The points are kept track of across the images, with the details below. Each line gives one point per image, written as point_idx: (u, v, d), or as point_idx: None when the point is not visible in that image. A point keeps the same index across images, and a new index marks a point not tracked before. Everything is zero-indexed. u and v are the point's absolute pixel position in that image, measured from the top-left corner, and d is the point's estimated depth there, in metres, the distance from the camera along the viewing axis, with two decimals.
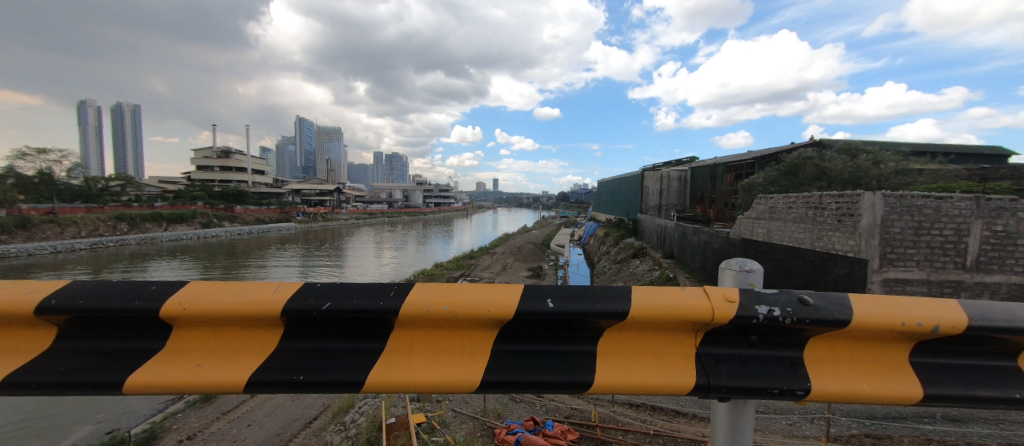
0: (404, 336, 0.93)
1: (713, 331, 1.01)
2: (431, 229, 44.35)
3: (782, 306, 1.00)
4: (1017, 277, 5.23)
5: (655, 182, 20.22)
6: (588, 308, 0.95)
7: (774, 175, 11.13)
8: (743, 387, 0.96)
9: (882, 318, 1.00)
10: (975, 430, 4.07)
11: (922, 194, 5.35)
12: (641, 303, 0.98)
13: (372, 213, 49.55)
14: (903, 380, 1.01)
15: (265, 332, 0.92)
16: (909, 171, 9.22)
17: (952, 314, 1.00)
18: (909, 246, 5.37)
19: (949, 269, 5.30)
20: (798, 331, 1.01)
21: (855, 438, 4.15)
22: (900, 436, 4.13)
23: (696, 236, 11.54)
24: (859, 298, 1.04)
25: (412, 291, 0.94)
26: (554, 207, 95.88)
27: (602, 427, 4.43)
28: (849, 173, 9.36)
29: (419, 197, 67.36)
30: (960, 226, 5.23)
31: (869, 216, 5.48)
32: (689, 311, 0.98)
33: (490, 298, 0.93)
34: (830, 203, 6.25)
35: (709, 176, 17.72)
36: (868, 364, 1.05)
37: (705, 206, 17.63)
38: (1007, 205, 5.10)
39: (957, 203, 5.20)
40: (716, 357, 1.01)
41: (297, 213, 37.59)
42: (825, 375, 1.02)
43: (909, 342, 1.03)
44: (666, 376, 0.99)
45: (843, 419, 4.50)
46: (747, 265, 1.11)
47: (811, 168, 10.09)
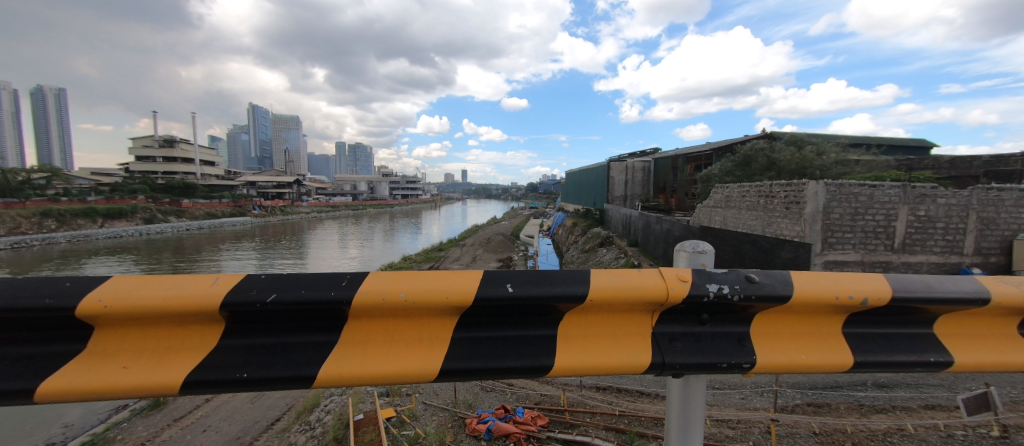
0: (360, 326, 0.90)
1: (666, 309, 1.05)
2: (398, 221, 43.41)
3: (730, 283, 1.05)
4: (938, 257, 5.81)
5: (620, 172, 20.75)
6: (546, 292, 0.95)
7: (729, 165, 11.74)
8: (695, 363, 1.01)
9: (819, 293, 1.07)
10: (899, 395, 4.55)
11: (858, 182, 5.82)
12: (599, 285, 1.00)
13: (335, 206, 47.77)
14: (836, 349, 1.10)
15: (203, 329, 0.86)
16: (847, 161, 10.00)
17: (877, 287, 1.10)
18: (846, 230, 5.86)
19: (879, 251, 5.82)
20: (743, 308, 1.07)
21: (799, 407, 4.53)
22: (837, 403, 4.54)
23: (659, 225, 11.98)
24: (798, 275, 1.11)
25: (366, 280, 0.91)
26: (522, 199, 96.46)
27: (570, 411, 4.56)
28: (795, 164, 10.02)
29: (385, 189, 65.65)
30: (890, 211, 5.74)
31: (812, 203, 5.89)
32: (645, 290, 1.00)
33: (448, 285, 0.91)
34: (779, 192, 6.67)
35: (670, 167, 18.43)
36: (807, 336, 1.12)
37: (667, 195, 18.34)
38: (928, 191, 5.66)
39: (887, 191, 5.70)
40: (669, 335, 1.05)
41: (252, 206, 35.56)
42: (769, 348, 1.09)
43: (842, 314, 1.12)
44: (622, 357, 1.02)
45: (789, 390, 4.88)
46: (699, 246, 1.16)
47: (763, 159, 10.72)
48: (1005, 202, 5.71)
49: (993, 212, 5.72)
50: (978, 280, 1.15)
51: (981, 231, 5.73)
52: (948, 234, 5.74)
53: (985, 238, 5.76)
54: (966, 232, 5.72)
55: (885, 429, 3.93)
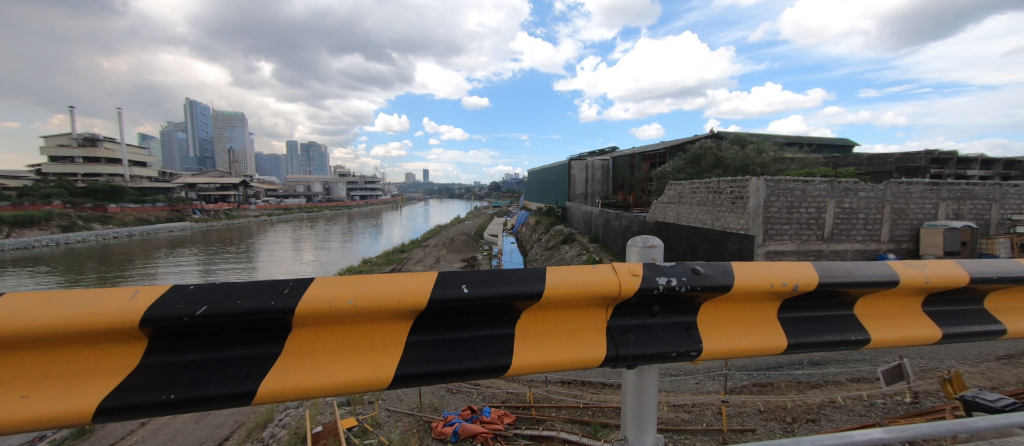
0: (308, 334, 0.85)
1: (620, 303, 1.08)
2: (357, 223, 41.84)
3: (678, 276, 1.09)
4: (860, 245, 6.46)
5: (580, 171, 21.25)
6: (502, 292, 0.94)
7: (681, 163, 12.37)
8: (647, 354, 1.05)
9: (756, 281, 1.15)
10: (831, 370, 5.02)
11: (794, 178, 6.34)
12: (555, 282, 1.00)
13: (287, 209, 45.21)
14: (772, 333, 1.19)
15: (125, 347, 0.78)
16: (783, 159, 10.88)
17: (806, 274, 1.19)
18: (784, 222, 6.34)
19: (812, 240, 6.38)
20: (690, 299, 1.13)
21: (746, 388, 4.87)
22: (779, 381, 4.93)
23: (619, 221, 12.41)
24: (739, 266, 1.18)
25: (311, 286, 0.86)
26: (485, 198, 96.13)
27: (536, 407, 4.63)
28: (739, 161, 10.75)
29: (342, 189, 62.91)
30: (820, 204, 6.28)
31: (755, 198, 6.32)
32: (599, 286, 1.03)
33: (401, 288, 0.88)
34: (725, 188, 7.10)
35: (627, 165, 19.14)
36: (745, 323, 1.20)
37: (625, 193, 19.02)
38: (850, 186, 6.30)
39: (817, 186, 6.25)
40: (623, 328, 1.09)
41: (193, 211, 32.84)
42: (714, 335, 1.15)
43: (775, 301, 1.21)
44: (579, 351, 1.03)
45: (738, 373, 5.24)
46: (649, 241, 1.20)
47: (711, 157, 11.41)
48: (913, 194, 6.47)
49: (903, 204, 6.46)
50: (887, 264, 1.28)
51: (893, 220, 6.46)
52: (868, 224, 6.40)
53: (897, 226, 6.49)
54: (881, 222, 6.41)
55: (819, 402, 4.31)
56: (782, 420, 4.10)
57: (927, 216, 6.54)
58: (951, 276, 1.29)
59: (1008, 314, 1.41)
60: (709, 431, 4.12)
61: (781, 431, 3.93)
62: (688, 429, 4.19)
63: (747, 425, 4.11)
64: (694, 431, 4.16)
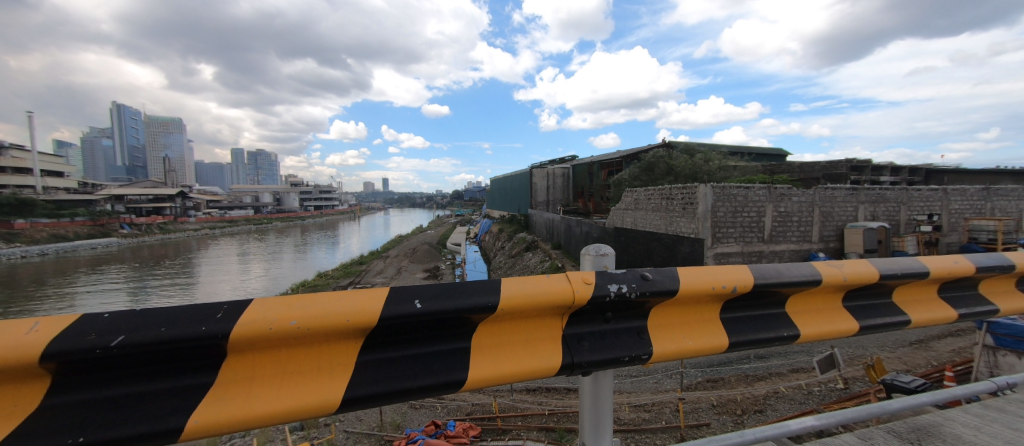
0: (247, 359, 0.80)
1: (574, 312, 1.10)
2: (311, 235, 39.85)
3: (628, 282, 1.13)
4: (797, 245, 7.04)
5: (542, 179, 21.59)
6: (456, 306, 0.93)
7: (636, 171, 12.93)
8: (600, 360, 1.07)
9: (699, 285, 1.22)
10: (774, 362, 5.40)
11: (736, 185, 6.84)
12: (510, 294, 1.00)
13: (233, 221, 42.16)
14: (715, 332, 1.27)
15: (22, 385, 0.70)
16: (727, 167, 11.69)
17: (743, 276, 1.27)
18: (730, 226, 6.79)
19: (754, 242, 6.88)
20: (641, 304, 1.17)
21: (700, 384, 5.13)
22: (730, 375, 5.23)
23: (580, 227, 12.73)
24: (683, 270, 1.24)
25: (249, 308, 0.80)
26: (447, 207, 94.93)
27: (502, 417, 4.61)
28: (689, 169, 11.41)
29: (295, 200, 59.80)
30: (760, 208, 6.80)
31: (703, 203, 6.71)
32: (554, 294, 1.04)
33: (349, 306, 0.84)
34: (677, 194, 7.49)
35: (587, 173, 19.71)
36: (691, 325, 1.27)
37: (585, 200, 19.55)
38: (785, 191, 6.88)
39: (756, 192, 6.77)
40: (579, 335, 1.11)
41: (121, 225, 29.77)
42: (664, 339, 1.20)
43: (718, 302, 1.29)
44: (535, 360, 1.04)
45: (693, 370, 5.49)
46: (601, 250, 1.25)
47: (663, 165, 12.04)
48: (837, 198, 7.17)
49: (829, 207, 7.13)
50: (812, 264, 1.41)
51: (821, 222, 7.11)
52: (801, 226, 7.00)
53: (825, 227, 7.14)
54: (812, 223, 7.04)
55: (765, 393, 4.62)
56: (733, 413, 4.35)
57: (850, 217, 7.26)
58: (864, 274, 1.44)
59: (913, 306, 1.59)
60: (668, 428, 4.29)
61: (732, 424, 4.16)
62: (648, 428, 4.33)
63: (702, 420, 4.31)
64: (655, 430, 4.31)
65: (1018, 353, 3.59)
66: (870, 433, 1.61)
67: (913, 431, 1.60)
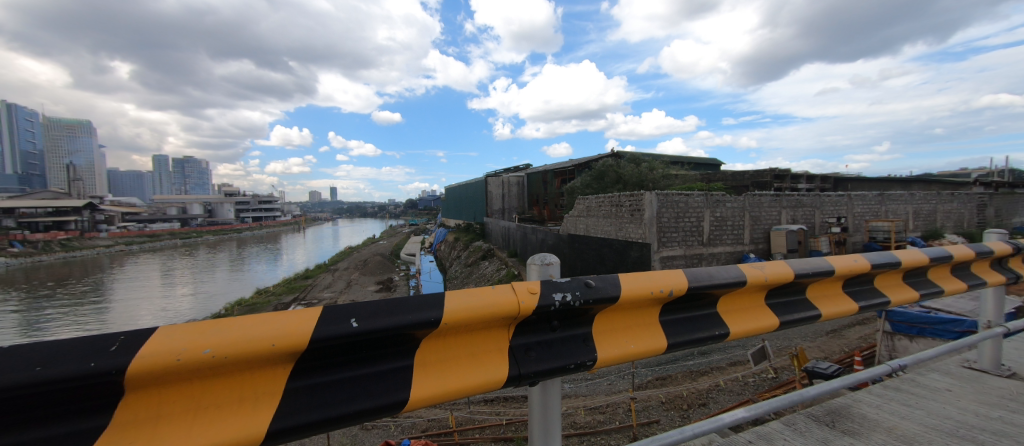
0: (154, 395, 0.72)
1: (520, 322, 1.10)
2: (249, 248, 37.00)
3: (573, 290, 1.15)
4: (732, 247, 7.64)
5: (497, 187, 21.72)
6: (396, 323, 0.89)
7: (587, 179, 13.43)
8: (547, 369, 1.08)
9: (639, 289, 1.26)
10: (715, 357, 5.77)
11: (677, 192, 7.30)
12: (453, 308, 0.97)
13: (155, 235, 38.00)
14: (654, 335, 1.33)
15: None
16: (670, 176, 12.49)
17: (677, 280, 1.35)
18: (673, 231, 7.21)
19: (695, 245, 7.37)
20: (585, 311, 1.20)
21: (650, 382, 5.35)
22: (677, 372, 5.51)
23: (535, 234, 12.96)
24: (624, 277, 1.28)
25: (153, 338, 0.72)
26: (399, 216, 92.33)
27: (459, 431, 4.57)
28: (636, 177, 12.03)
29: (230, 211, 55.32)
30: (698, 214, 7.32)
31: (649, 210, 7.08)
32: (499, 306, 1.03)
33: (275, 330, 0.78)
34: (625, 201, 7.84)
35: (541, 181, 20.13)
36: (632, 329, 1.32)
37: (540, 207, 19.93)
38: (720, 198, 7.46)
39: (695, 199, 7.28)
40: (525, 345, 1.11)
41: (11, 243, 25.75)
42: (608, 343, 1.24)
43: (657, 305, 1.35)
44: (480, 375, 1.03)
45: (643, 370, 5.71)
46: (547, 259, 1.26)
47: (612, 174, 12.60)
48: (764, 204, 7.89)
49: (757, 212, 7.83)
50: (738, 267, 1.52)
51: (751, 226, 7.78)
52: (733, 229, 7.62)
53: (754, 231, 7.83)
54: (743, 227, 7.69)
55: (707, 387, 4.93)
56: (680, 408, 4.60)
57: (774, 221, 8.01)
58: (783, 274, 1.59)
59: (823, 302, 1.78)
60: (621, 428, 4.43)
61: (679, 418, 4.40)
62: (603, 430, 4.45)
63: (652, 418, 4.49)
64: (608, 431, 4.44)
65: (910, 337, 4.15)
66: (792, 419, 1.75)
67: (827, 414, 1.77)
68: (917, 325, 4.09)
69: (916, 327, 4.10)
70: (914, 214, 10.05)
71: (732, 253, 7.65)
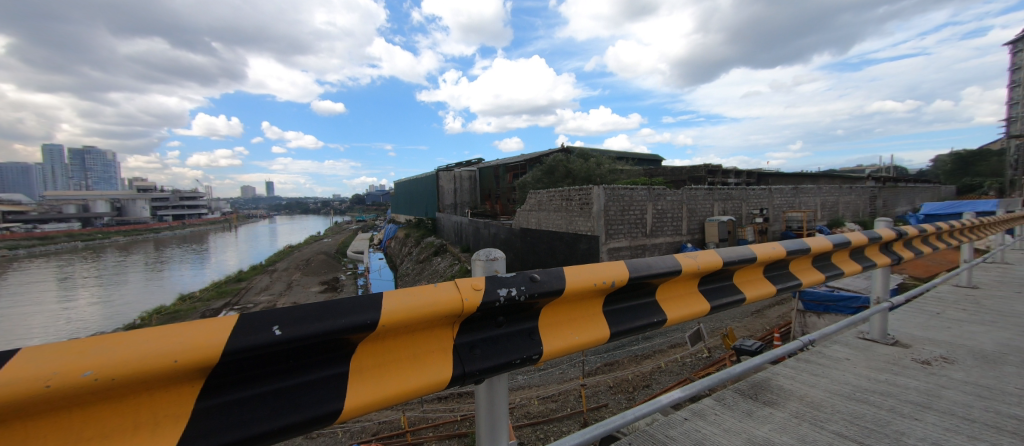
0: (23, 432, 0.61)
1: (465, 319, 1.07)
2: (170, 249, 33.40)
3: (517, 285, 1.13)
4: (672, 238, 8.16)
5: (448, 182, 21.44)
6: (327, 329, 0.82)
7: (538, 174, 13.64)
8: (492, 366, 1.06)
9: (583, 281, 1.28)
10: (657, 341, 6.13)
11: (623, 186, 7.63)
12: (391, 309, 0.92)
13: (48, 237, 32.92)
14: (596, 325, 1.37)
15: None
16: (615, 171, 13.04)
17: (619, 271, 1.38)
18: (619, 223, 7.53)
19: (639, 237, 7.77)
20: (531, 305, 1.19)
21: (598, 368, 5.59)
22: (623, 357, 5.79)
23: (488, 229, 12.98)
24: (569, 270, 1.29)
25: (10, 363, 0.60)
26: (345, 212, 87.92)
27: (412, 430, 4.51)
28: (584, 172, 12.46)
29: (144, 209, 49.35)
30: (642, 207, 7.72)
31: (597, 203, 7.31)
32: (440, 305, 0.98)
33: (178, 344, 0.69)
34: (574, 195, 8.04)
35: (493, 176, 20.14)
36: (575, 321, 1.34)
37: (492, 202, 20.01)
38: (661, 191, 7.93)
39: (638, 193, 7.68)
40: (470, 344, 1.09)
41: None
42: (552, 336, 1.25)
43: (601, 296, 1.38)
44: (423, 377, 0.99)
45: (592, 357, 5.94)
46: (491, 254, 1.23)
47: (562, 169, 12.89)
48: (700, 197, 8.51)
49: (694, 204, 8.41)
50: (674, 256, 1.59)
51: (688, 218, 8.35)
52: (673, 221, 8.15)
53: (690, 222, 8.41)
54: (681, 219, 8.24)
55: (650, 370, 5.24)
56: (626, 391, 4.84)
57: (708, 213, 8.65)
58: (712, 262, 1.69)
59: (745, 286, 1.93)
60: (572, 415, 4.58)
61: (626, 401, 4.63)
62: (555, 418, 4.58)
63: (601, 402, 4.68)
64: (561, 418, 4.57)
65: (818, 314, 4.69)
66: (722, 394, 1.88)
67: (752, 388, 1.93)
68: (823, 303, 4.63)
69: (823, 305, 4.64)
70: (822, 205, 11.38)
71: (672, 243, 8.17)
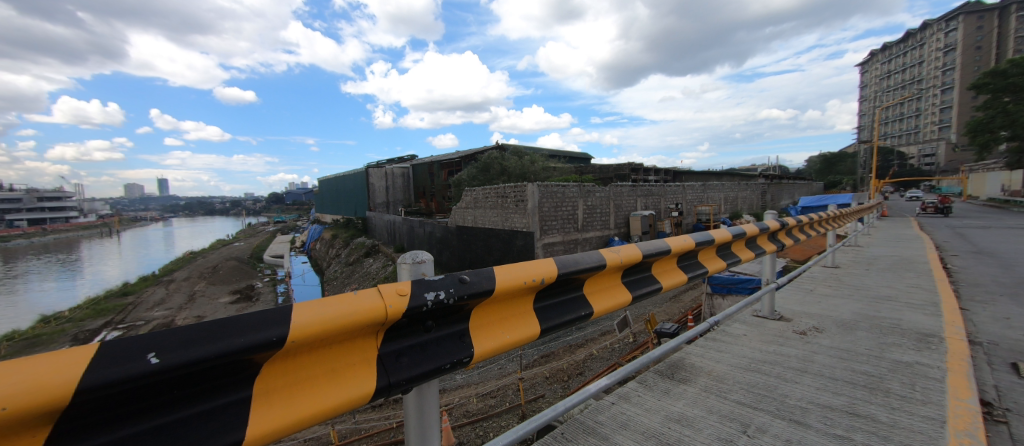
0: None
1: (390, 327, 1.01)
2: (29, 261, 27.56)
3: (445, 288, 1.09)
4: (601, 232, 8.64)
5: (379, 179, 20.41)
6: (217, 352, 0.71)
7: (474, 171, 13.58)
8: (420, 373, 1.01)
9: (514, 280, 1.27)
10: (589, 330, 6.45)
11: (556, 183, 7.87)
12: (302, 323, 0.82)
13: None
14: (528, 322, 1.38)
15: None
16: (548, 169, 13.48)
17: (547, 268, 1.40)
18: (553, 219, 7.76)
19: (571, 231, 8.09)
20: (462, 307, 1.16)
21: (535, 360, 5.76)
22: (558, 348, 6.02)
23: (422, 228, 12.64)
24: (499, 269, 1.28)
25: None
26: (260, 212, 79.67)
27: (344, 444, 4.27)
28: (519, 169, 12.67)
29: None
30: (573, 203, 8.05)
31: (532, 200, 7.46)
32: (362, 313, 0.91)
33: (11, 388, 0.55)
34: (509, 192, 8.12)
35: (427, 173, 19.63)
36: (505, 319, 1.33)
37: (427, 200, 19.52)
38: (590, 188, 8.34)
39: (570, 190, 8.00)
40: (396, 351, 1.02)
41: None
42: (483, 337, 1.23)
43: (531, 293, 1.39)
44: (344, 392, 0.92)
45: (529, 350, 6.07)
46: (419, 256, 1.18)
47: (497, 166, 12.98)
48: (624, 193, 9.11)
49: (619, 200, 8.98)
50: (599, 251, 1.66)
51: (615, 212, 8.90)
52: (602, 216, 8.62)
53: (617, 217, 8.97)
54: (609, 214, 8.74)
55: (583, 358, 5.51)
56: (561, 380, 5.04)
57: (632, 208, 9.30)
58: (633, 255, 1.80)
59: (662, 276, 2.10)
60: (511, 408, 4.63)
61: (561, 390, 4.81)
62: (494, 413, 4.60)
63: (538, 393, 4.82)
64: (499, 413, 4.61)
65: (722, 295, 5.29)
66: (644, 376, 2.02)
67: (669, 368, 2.10)
68: (727, 285, 5.21)
69: (727, 287, 5.22)
70: (725, 200, 12.87)
71: (601, 237, 8.65)
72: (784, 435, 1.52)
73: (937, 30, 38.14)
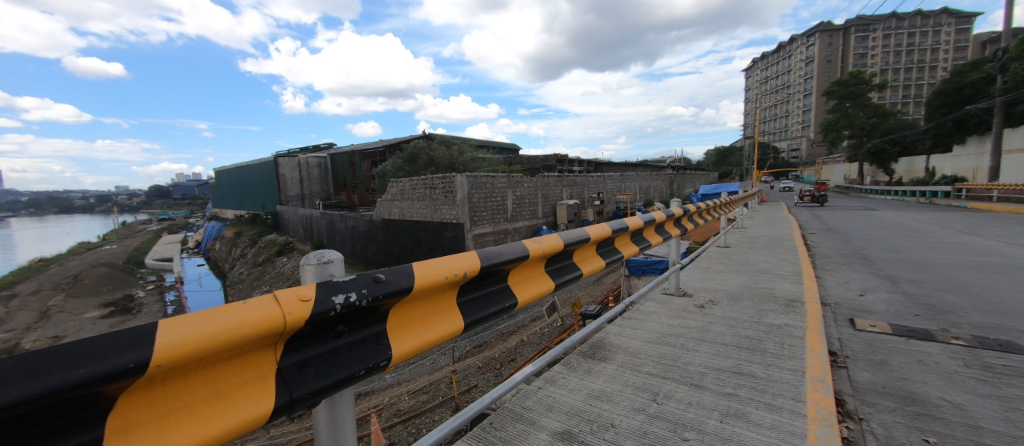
0: None
1: (293, 337, 0.90)
2: None
3: (357, 290, 0.99)
4: (530, 221, 8.85)
5: (291, 169, 18.52)
6: (51, 388, 0.57)
7: (399, 162, 13.01)
8: (330, 383, 0.91)
9: (434, 276, 1.22)
10: (520, 317, 6.62)
11: (484, 174, 7.83)
12: (169, 343, 0.69)
13: None
14: (452, 318, 1.34)
15: None
16: (477, 159, 13.42)
17: (470, 261, 1.37)
18: (482, 210, 7.75)
19: (501, 222, 8.17)
20: (377, 308, 1.07)
21: (468, 351, 5.75)
22: (491, 337, 6.07)
23: (343, 222, 11.82)
24: (418, 265, 1.21)
25: None
26: (138, 209, 67.81)
27: None
28: (447, 160, 12.39)
29: None
30: (502, 194, 8.11)
31: (461, 191, 7.32)
32: (255, 323, 0.79)
33: None
34: (438, 184, 7.91)
35: (347, 163, 18.34)
36: (426, 317, 1.27)
37: (347, 192, 18.28)
38: (518, 179, 8.46)
39: (499, 180, 8.03)
40: (301, 362, 0.92)
41: None
42: (402, 337, 1.17)
43: (454, 288, 1.35)
44: (236, 413, 0.81)
45: (462, 342, 6.03)
46: (326, 256, 1.06)
47: (424, 156, 12.57)
48: (551, 184, 9.42)
49: (546, 190, 9.27)
50: (523, 242, 1.67)
51: (542, 202, 9.17)
52: (530, 206, 8.82)
53: (544, 206, 9.26)
54: (537, 204, 8.98)
55: (515, 344, 5.63)
56: (494, 369, 5.09)
57: (558, 198, 9.66)
58: (555, 243, 1.84)
59: (582, 263, 2.20)
60: (444, 402, 4.55)
61: (494, 378, 4.86)
62: (427, 409, 4.47)
63: (471, 383, 4.80)
64: (432, 408, 4.49)
65: (638, 276, 5.76)
66: (568, 359, 2.10)
67: (591, 348, 2.22)
68: (642, 267, 5.70)
69: (642, 269, 5.70)
70: (640, 190, 14.01)
71: (530, 226, 8.86)
72: (686, 398, 1.69)
73: (800, 43, 45.27)
